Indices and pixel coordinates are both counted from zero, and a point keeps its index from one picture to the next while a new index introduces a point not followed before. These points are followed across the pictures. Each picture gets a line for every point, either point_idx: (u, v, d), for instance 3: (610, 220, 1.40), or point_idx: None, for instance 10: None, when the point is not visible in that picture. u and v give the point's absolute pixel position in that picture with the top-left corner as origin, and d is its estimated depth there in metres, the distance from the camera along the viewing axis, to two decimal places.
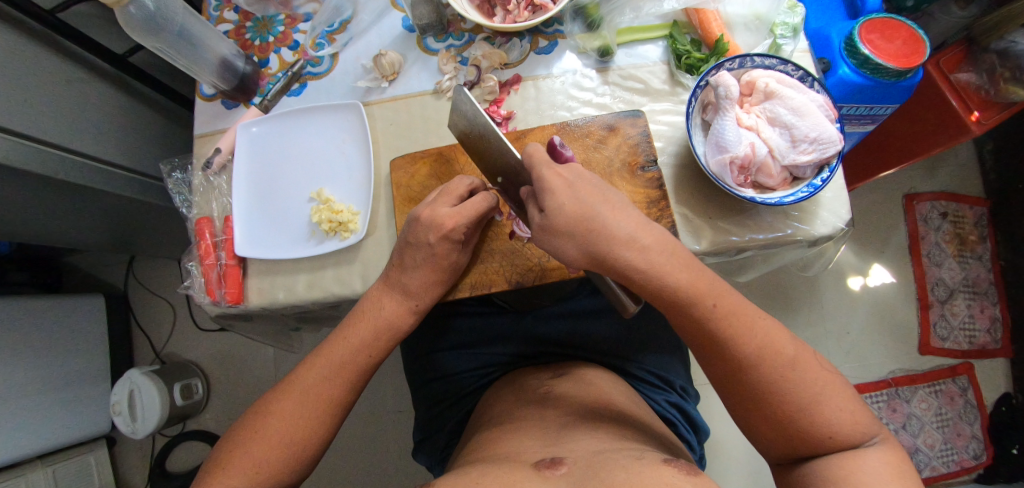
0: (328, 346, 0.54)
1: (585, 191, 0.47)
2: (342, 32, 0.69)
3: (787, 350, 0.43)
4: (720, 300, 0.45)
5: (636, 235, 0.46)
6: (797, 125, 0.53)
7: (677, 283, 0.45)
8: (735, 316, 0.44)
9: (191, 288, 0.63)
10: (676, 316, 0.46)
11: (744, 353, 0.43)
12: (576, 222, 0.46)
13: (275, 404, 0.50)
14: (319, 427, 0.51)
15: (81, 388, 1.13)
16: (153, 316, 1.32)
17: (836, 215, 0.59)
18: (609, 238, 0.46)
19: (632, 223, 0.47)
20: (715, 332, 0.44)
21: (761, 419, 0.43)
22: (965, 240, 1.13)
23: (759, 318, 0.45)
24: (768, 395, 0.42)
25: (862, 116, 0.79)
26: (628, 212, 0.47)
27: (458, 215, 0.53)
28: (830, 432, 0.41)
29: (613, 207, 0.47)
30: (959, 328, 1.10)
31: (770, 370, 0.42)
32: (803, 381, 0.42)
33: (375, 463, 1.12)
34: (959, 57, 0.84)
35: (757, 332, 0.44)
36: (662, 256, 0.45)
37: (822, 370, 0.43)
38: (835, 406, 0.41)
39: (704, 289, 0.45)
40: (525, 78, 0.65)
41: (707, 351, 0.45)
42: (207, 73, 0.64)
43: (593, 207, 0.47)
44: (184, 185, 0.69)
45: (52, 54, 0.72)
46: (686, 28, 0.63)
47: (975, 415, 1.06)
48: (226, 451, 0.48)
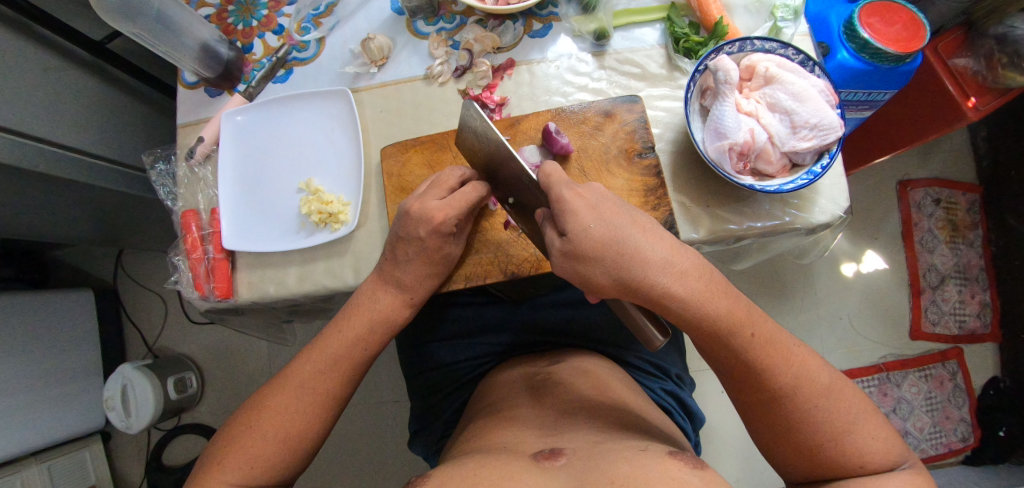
0: (322, 340, 0.53)
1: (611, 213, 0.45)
2: (328, 15, 0.66)
3: (821, 379, 0.43)
4: (756, 328, 0.44)
5: (671, 259, 0.44)
6: (797, 110, 0.52)
7: (717, 311, 0.43)
8: (772, 345, 0.44)
9: (178, 283, 0.61)
10: (709, 345, 0.45)
11: (780, 384, 0.43)
12: (606, 245, 0.44)
13: (270, 399, 0.49)
14: (316, 422, 0.49)
15: (73, 384, 1.11)
16: (144, 310, 1.30)
17: (835, 203, 0.58)
18: (644, 261, 0.43)
19: (666, 247, 0.45)
20: (751, 362, 0.43)
21: (793, 446, 0.43)
22: (957, 226, 1.13)
23: (793, 347, 0.45)
24: (803, 423, 0.42)
25: (860, 101, 0.78)
26: (658, 235, 0.45)
27: (448, 208, 0.51)
28: (863, 461, 0.41)
29: (643, 230, 0.45)
30: (950, 314, 1.11)
31: (807, 398, 0.42)
32: (837, 409, 0.42)
33: (372, 453, 1.12)
34: (958, 42, 0.84)
35: (793, 362, 0.43)
36: (701, 283, 0.44)
37: (853, 398, 0.43)
38: (868, 434, 0.42)
39: (742, 317, 0.44)
40: (518, 63, 0.63)
41: (741, 378, 0.44)
42: (189, 60, 0.61)
43: (622, 231, 0.44)
44: (168, 177, 0.67)
45: (25, 40, 0.69)
46: (684, 11, 0.61)
47: (964, 398, 1.08)
48: (220, 447, 0.47)
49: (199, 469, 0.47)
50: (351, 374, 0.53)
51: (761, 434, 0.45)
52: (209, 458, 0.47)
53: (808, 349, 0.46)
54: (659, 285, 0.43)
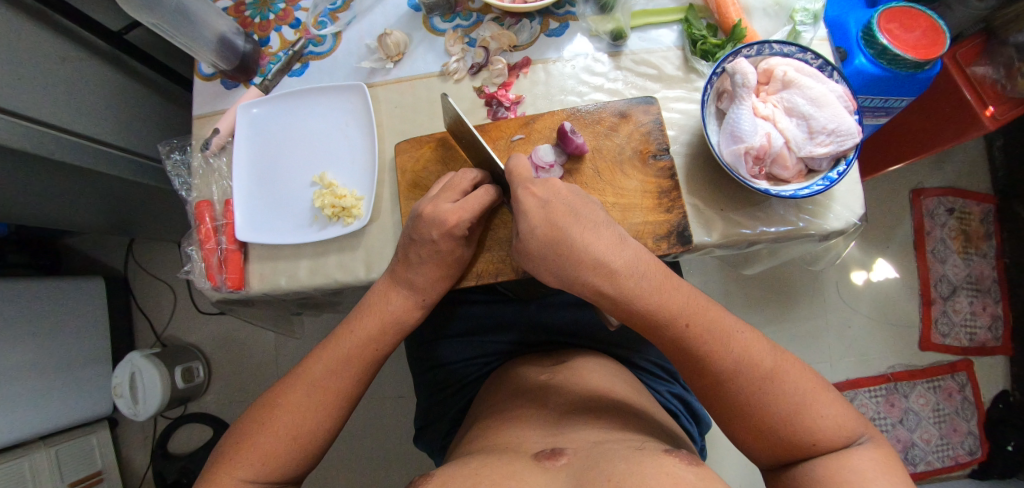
0: (333, 340, 0.53)
1: (556, 211, 0.47)
2: (345, 10, 0.67)
3: (764, 362, 0.43)
4: (693, 318, 0.44)
5: (605, 257, 0.45)
6: (815, 116, 0.52)
7: (650, 304, 0.45)
8: (710, 332, 0.44)
9: (191, 273, 0.62)
10: (654, 335, 0.46)
11: (720, 370, 0.43)
12: (549, 244, 0.47)
13: (281, 395, 0.49)
14: (326, 420, 0.50)
15: (82, 369, 1.12)
16: (153, 299, 1.31)
17: (850, 209, 0.58)
18: (587, 255, 0.46)
19: (604, 242, 0.46)
20: (692, 351, 0.44)
21: (745, 431, 0.43)
22: (970, 237, 1.12)
23: (737, 333, 0.44)
24: (748, 406, 0.42)
25: (878, 108, 0.78)
26: (599, 229, 0.47)
27: (461, 211, 0.52)
28: (812, 439, 0.41)
29: (583, 224, 0.47)
30: (960, 325, 1.09)
31: (746, 383, 0.42)
32: (781, 390, 0.42)
33: (376, 448, 1.12)
34: (977, 50, 0.83)
35: (734, 347, 0.43)
36: (634, 277, 0.45)
37: (803, 378, 0.42)
38: (818, 412, 0.41)
39: (677, 308, 0.45)
40: (534, 62, 0.63)
41: (687, 367, 0.45)
42: (206, 51, 0.61)
43: (563, 229, 0.46)
44: (183, 168, 0.67)
45: (44, 28, 0.69)
46: (702, 13, 0.61)
47: (973, 411, 1.07)
48: (232, 444, 0.47)
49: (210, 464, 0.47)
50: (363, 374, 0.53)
51: (718, 420, 0.46)
52: (220, 455, 0.47)
53: (756, 332, 0.45)
54: (593, 280, 0.46)
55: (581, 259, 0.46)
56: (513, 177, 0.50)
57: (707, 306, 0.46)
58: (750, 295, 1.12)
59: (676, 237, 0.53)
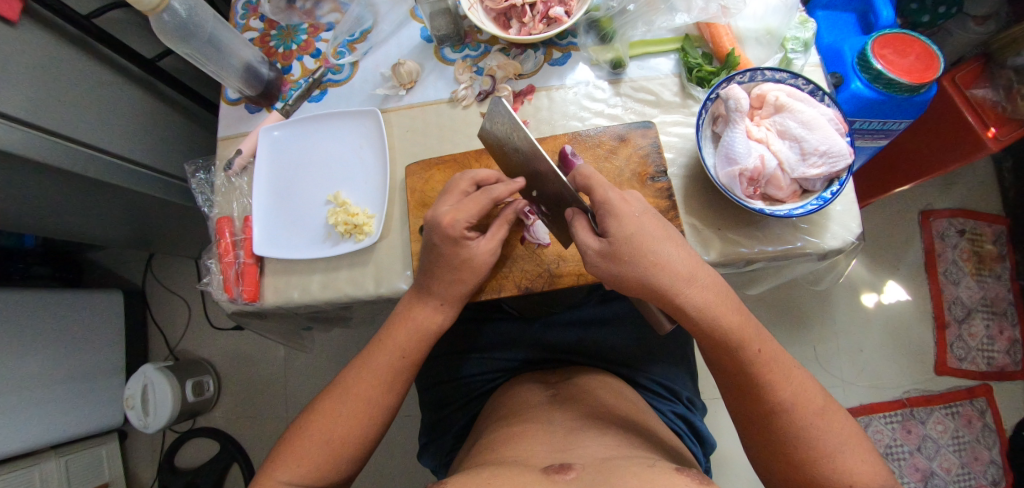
0: (369, 353, 0.56)
1: (649, 222, 0.48)
2: (362, 41, 0.72)
3: (816, 400, 0.45)
4: (762, 345, 0.47)
5: (693, 271, 0.47)
6: (807, 138, 0.54)
7: (726, 322, 0.46)
8: (773, 362, 0.47)
9: (209, 285, 0.65)
10: (717, 356, 0.48)
11: (775, 399, 0.45)
12: (637, 252, 0.47)
13: (323, 404, 0.53)
14: (360, 426, 0.52)
15: (96, 380, 1.16)
16: (169, 313, 1.35)
17: (846, 228, 0.59)
18: (667, 269, 0.46)
19: (684, 258, 0.48)
20: (751, 373, 0.46)
21: (785, 460, 0.45)
22: (983, 258, 1.11)
23: (793, 369, 0.47)
24: (796, 437, 0.44)
25: (875, 130, 0.79)
26: (685, 248, 0.49)
27: (455, 212, 0.53)
28: (851, 482, 0.42)
29: (674, 242, 0.48)
30: (977, 349, 1.07)
31: (800, 416, 0.44)
32: (829, 428, 0.44)
33: (381, 466, 1.13)
34: (976, 73, 0.86)
35: (792, 382, 0.46)
36: (715, 296, 0.47)
37: (846, 428, 0.44)
38: (858, 457, 0.43)
39: (751, 334, 0.47)
40: (538, 89, 0.66)
41: (742, 389, 0.47)
42: (234, 79, 0.67)
43: (653, 240, 0.47)
44: (206, 185, 0.72)
45: (85, 57, 0.76)
46: (698, 42, 0.64)
47: (994, 439, 1.03)
48: (283, 448, 0.51)
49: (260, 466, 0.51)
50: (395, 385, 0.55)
51: (756, 445, 0.48)
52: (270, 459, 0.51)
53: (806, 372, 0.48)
54: (680, 291, 0.46)
55: (665, 272, 0.46)
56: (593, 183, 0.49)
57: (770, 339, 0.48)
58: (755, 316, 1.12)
59: None
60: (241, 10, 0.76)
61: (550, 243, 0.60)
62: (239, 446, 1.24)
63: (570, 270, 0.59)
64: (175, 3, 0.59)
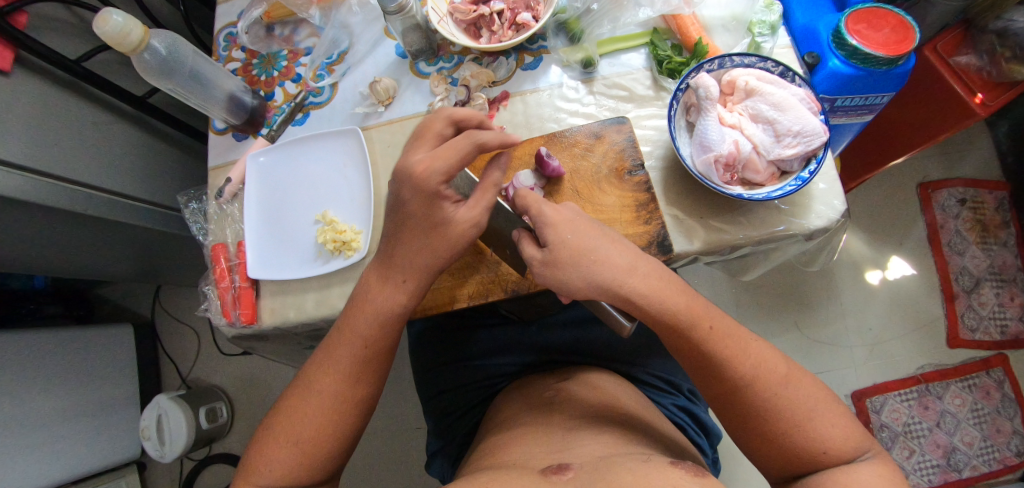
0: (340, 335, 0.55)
1: (583, 222, 0.49)
2: (340, 62, 0.73)
3: (780, 368, 0.45)
4: (715, 322, 0.47)
5: (632, 262, 0.48)
6: (780, 120, 0.54)
7: (667, 306, 0.46)
8: (727, 337, 0.46)
9: (208, 310, 0.67)
10: (672, 341, 0.47)
11: (737, 375, 0.45)
12: (576, 248, 0.47)
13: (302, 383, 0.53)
14: (331, 406, 0.52)
15: (113, 413, 1.19)
16: (179, 342, 1.38)
17: (830, 207, 0.59)
18: (603, 265, 0.47)
19: (617, 253, 0.48)
20: (710, 353, 0.46)
21: (757, 435, 0.44)
22: (987, 226, 1.09)
23: (749, 341, 0.47)
24: (768, 412, 0.43)
25: (857, 107, 0.78)
26: (619, 241, 0.49)
27: (431, 160, 0.50)
28: (825, 447, 0.42)
29: (607, 239, 0.49)
30: (989, 319, 1.05)
31: (765, 389, 0.44)
32: (794, 397, 0.43)
33: (394, 479, 1.14)
34: (958, 39, 0.84)
35: (750, 355, 0.45)
36: (653, 284, 0.47)
37: (812, 392, 0.44)
38: (828, 420, 0.43)
39: (701, 313, 0.47)
40: (512, 95, 0.67)
41: (703, 371, 0.46)
42: (218, 109, 0.68)
43: (588, 237, 0.48)
44: (200, 214, 0.74)
45: (77, 101, 0.79)
46: (666, 34, 0.65)
47: (1015, 409, 1.01)
48: (256, 455, 0.52)
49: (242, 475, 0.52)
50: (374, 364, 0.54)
51: (730, 425, 0.47)
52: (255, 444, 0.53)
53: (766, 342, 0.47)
54: (621, 282, 0.46)
55: (604, 269, 0.47)
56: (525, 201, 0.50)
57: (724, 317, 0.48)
58: (757, 302, 1.11)
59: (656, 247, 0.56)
60: (222, 42, 0.78)
61: None
62: None
63: None
64: (156, 42, 0.61)
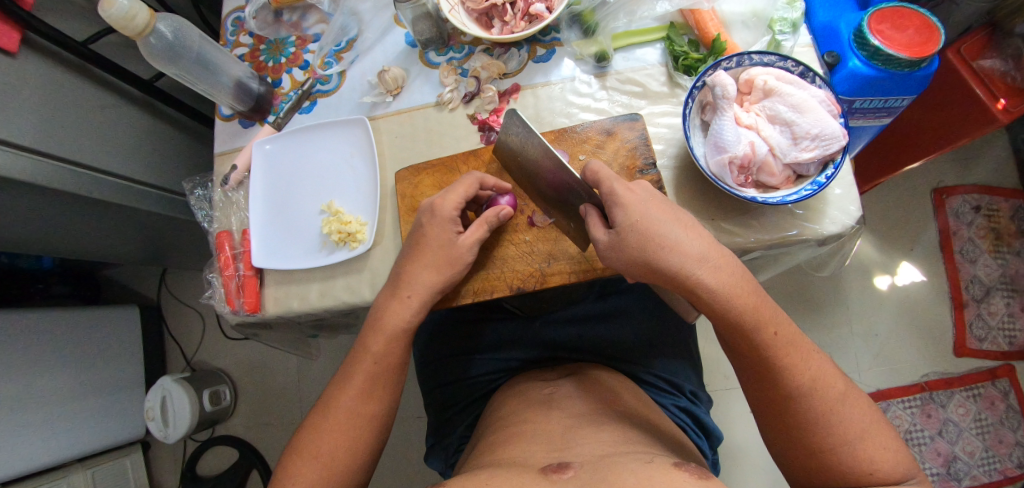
0: (345, 369, 0.56)
1: (655, 208, 0.48)
2: (349, 50, 0.72)
3: (835, 386, 0.44)
4: (779, 327, 0.45)
5: (707, 253, 0.46)
6: (798, 122, 0.53)
7: (741, 308, 0.45)
8: (793, 348, 0.45)
9: (212, 298, 0.67)
10: (737, 344, 0.46)
11: (794, 385, 0.44)
12: (646, 238, 0.47)
13: (309, 426, 0.53)
14: (348, 443, 0.52)
15: (118, 394, 1.20)
16: (184, 326, 1.39)
17: (845, 213, 0.58)
18: (684, 250, 0.46)
19: (701, 243, 0.47)
20: (771, 359, 0.45)
21: (804, 447, 0.43)
22: (1001, 234, 1.07)
23: (812, 353, 0.45)
24: (817, 425, 0.43)
25: (877, 109, 0.76)
26: (697, 231, 0.48)
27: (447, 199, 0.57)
28: (870, 468, 0.41)
29: (684, 226, 0.48)
30: (998, 328, 1.04)
31: (817, 402, 0.43)
32: (848, 416, 0.43)
33: (393, 467, 1.14)
34: (981, 44, 0.82)
35: (812, 366, 0.44)
36: (734, 278, 0.46)
37: (861, 413, 0.43)
38: (877, 443, 0.42)
39: (766, 316, 0.45)
40: (523, 88, 0.66)
41: (763, 383, 0.45)
42: (225, 95, 0.68)
43: (662, 225, 0.47)
44: (205, 201, 0.73)
45: (85, 83, 0.78)
46: (683, 30, 0.63)
47: (1019, 420, 1.00)
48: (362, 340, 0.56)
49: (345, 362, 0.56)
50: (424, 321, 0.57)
51: (774, 430, 0.46)
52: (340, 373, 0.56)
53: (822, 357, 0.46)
54: (694, 270, 0.45)
55: (678, 253, 0.46)
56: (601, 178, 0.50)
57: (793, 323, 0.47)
58: None
59: None
60: (230, 26, 0.77)
61: (540, 242, 0.60)
62: (256, 453, 1.27)
63: (560, 268, 0.59)
64: (162, 26, 0.60)
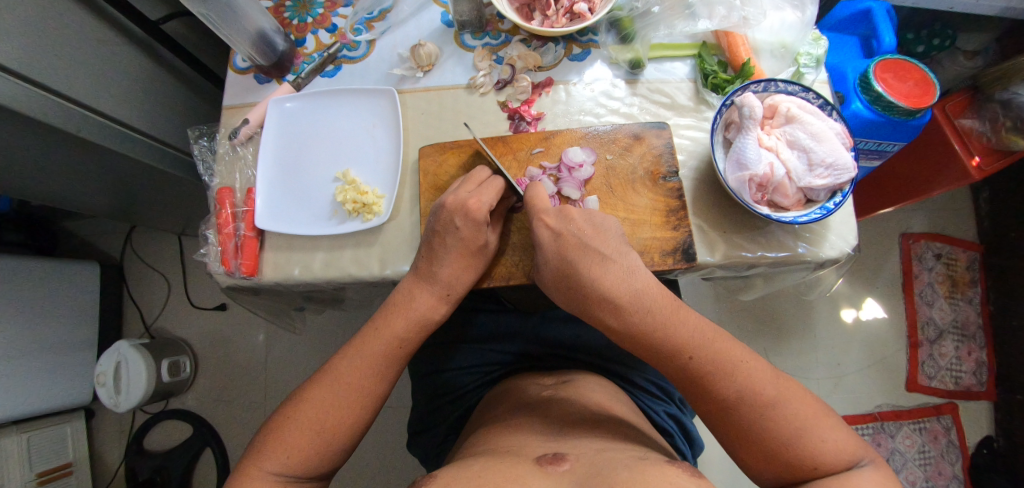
0: (364, 337, 0.55)
1: (569, 244, 0.52)
2: (381, 20, 0.71)
3: (766, 391, 0.45)
4: (695, 352, 0.47)
5: (621, 291, 0.49)
6: (815, 149, 0.56)
7: (654, 339, 0.48)
8: (724, 370, 0.46)
9: (206, 255, 0.64)
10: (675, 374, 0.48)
11: (722, 398, 0.45)
12: (563, 274, 0.52)
13: (308, 393, 0.51)
14: (349, 419, 0.51)
15: (65, 354, 1.12)
16: (146, 288, 1.32)
17: (844, 239, 0.61)
18: (598, 291, 0.50)
19: (613, 279, 0.50)
20: (701, 377, 0.46)
21: (755, 457, 0.44)
22: (956, 282, 1.16)
23: (742, 361, 0.46)
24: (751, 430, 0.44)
25: (872, 150, 0.82)
26: (612, 264, 0.51)
27: (479, 196, 0.55)
28: (814, 462, 0.42)
29: (594, 261, 0.51)
30: (946, 369, 1.12)
31: (747, 411, 0.44)
32: (787, 415, 0.43)
33: (362, 454, 1.12)
34: (965, 103, 0.89)
35: (737, 377, 0.45)
36: (642, 309, 0.49)
37: (802, 404, 0.44)
38: (819, 436, 0.43)
39: (682, 342, 0.47)
40: (556, 83, 0.67)
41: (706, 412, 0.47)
42: (246, 45, 0.65)
43: (572, 263, 0.52)
44: (209, 153, 0.70)
45: (85, 12, 0.73)
46: (714, 50, 0.66)
47: (957, 455, 1.08)
48: (351, 344, 0.55)
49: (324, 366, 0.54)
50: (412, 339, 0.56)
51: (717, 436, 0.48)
52: (313, 378, 0.53)
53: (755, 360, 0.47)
54: (616, 308, 0.49)
55: (597, 289, 0.50)
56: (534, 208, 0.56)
57: (715, 336, 0.48)
58: (740, 325, 1.15)
59: (681, 254, 0.57)
60: None
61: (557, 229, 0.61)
62: (212, 430, 1.21)
63: None
64: None
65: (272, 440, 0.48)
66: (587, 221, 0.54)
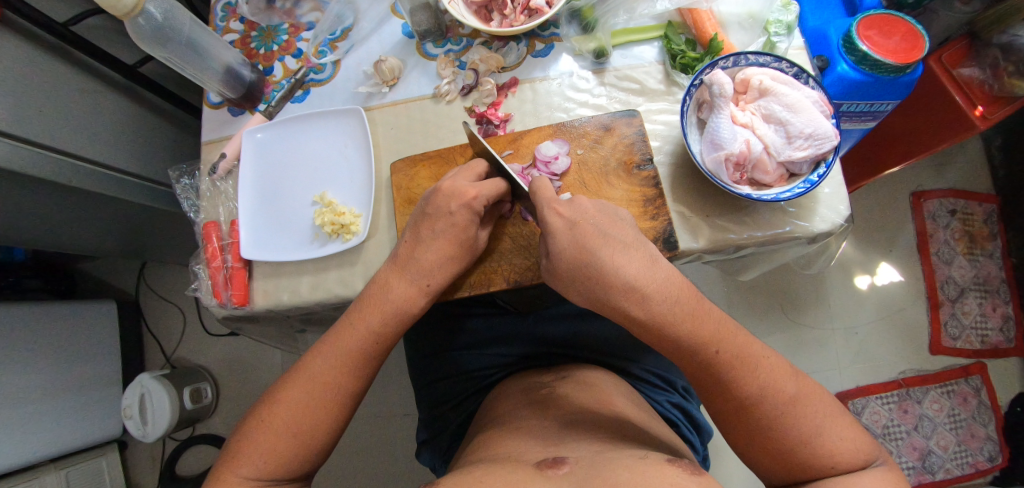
0: (336, 333, 0.54)
1: (585, 231, 0.48)
2: (344, 39, 0.71)
3: (787, 389, 0.44)
4: (722, 345, 0.45)
5: (637, 281, 0.45)
6: (791, 121, 0.54)
7: (673, 331, 0.45)
8: (748, 366, 0.44)
9: (198, 290, 0.65)
10: (698, 374, 0.46)
11: (744, 395, 0.44)
12: (574, 260, 0.47)
13: (281, 395, 0.51)
14: (325, 418, 0.51)
15: (93, 392, 1.16)
16: (163, 321, 1.35)
17: (835, 211, 0.59)
18: (617, 278, 0.46)
19: (635, 267, 0.46)
20: (720, 374, 0.45)
21: (767, 455, 0.44)
22: (975, 237, 1.11)
23: (763, 358, 0.45)
24: (769, 429, 0.43)
25: (863, 112, 0.79)
26: (629, 251, 0.47)
27: (479, 188, 0.54)
28: (832, 462, 0.42)
29: (613, 248, 0.47)
30: (971, 328, 1.08)
31: (771, 409, 0.43)
32: (803, 416, 0.42)
33: (382, 465, 1.13)
34: (962, 52, 0.85)
35: (760, 372, 0.44)
36: (665, 301, 0.45)
37: (819, 403, 0.43)
38: (836, 435, 0.42)
39: (707, 335, 0.45)
40: (521, 82, 0.66)
41: (729, 407, 0.46)
42: (214, 82, 0.66)
43: (589, 248, 0.47)
44: (192, 191, 0.71)
45: (64, 64, 0.75)
46: (680, 29, 0.64)
47: (989, 416, 1.04)
48: (322, 342, 0.54)
49: (296, 367, 0.53)
50: (389, 337, 0.55)
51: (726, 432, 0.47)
52: (285, 377, 0.53)
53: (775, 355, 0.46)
54: (623, 303, 0.46)
55: (617, 277, 0.46)
56: (538, 197, 0.51)
57: (737, 331, 0.46)
58: (750, 303, 1.12)
59: (662, 244, 0.55)
60: (220, 12, 0.75)
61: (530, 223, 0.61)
62: None
63: None
64: (151, 7, 0.57)
65: (247, 445, 0.49)
66: (589, 210, 0.50)
